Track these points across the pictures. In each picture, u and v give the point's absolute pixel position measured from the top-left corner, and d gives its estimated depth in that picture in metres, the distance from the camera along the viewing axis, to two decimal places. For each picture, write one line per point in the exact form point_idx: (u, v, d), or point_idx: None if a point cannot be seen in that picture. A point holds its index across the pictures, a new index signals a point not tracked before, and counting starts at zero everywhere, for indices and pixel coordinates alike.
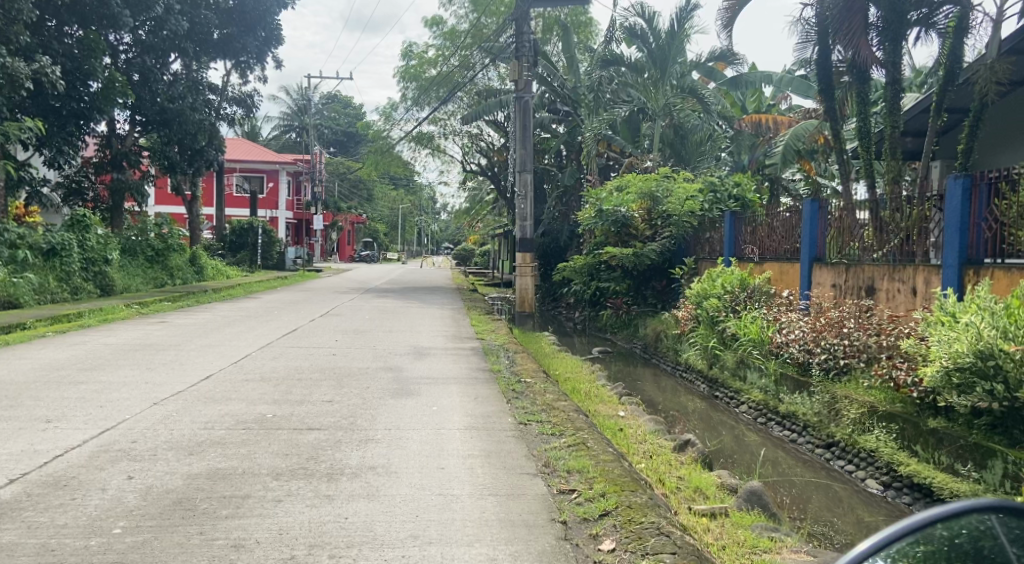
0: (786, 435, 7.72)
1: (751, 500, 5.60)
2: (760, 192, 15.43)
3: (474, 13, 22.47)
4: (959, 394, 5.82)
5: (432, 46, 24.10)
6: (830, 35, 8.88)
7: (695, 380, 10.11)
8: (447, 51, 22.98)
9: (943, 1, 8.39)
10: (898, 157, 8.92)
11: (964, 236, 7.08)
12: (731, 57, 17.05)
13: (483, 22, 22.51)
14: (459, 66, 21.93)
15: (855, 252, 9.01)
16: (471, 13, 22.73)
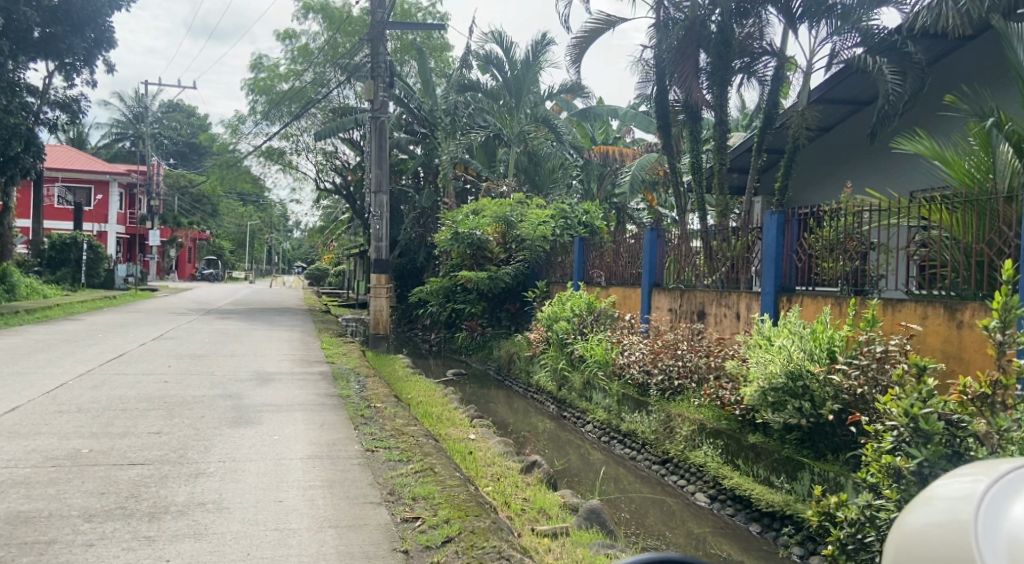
0: (627, 452, 8.09)
1: (590, 518, 5.81)
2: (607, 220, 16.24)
3: (328, 30, 22.13)
4: (773, 411, 6.37)
5: (282, 60, 23.38)
6: (666, 76, 9.51)
7: (545, 401, 10.37)
8: (298, 66, 22.38)
9: (762, 52, 9.24)
10: (725, 191, 9.69)
11: (779, 265, 7.86)
12: (582, 90, 17.81)
13: (336, 41, 22.21)
14: (311, 83, 21.47)
15: (689, 277, 9.66)
16: (325, 31, 22.38)
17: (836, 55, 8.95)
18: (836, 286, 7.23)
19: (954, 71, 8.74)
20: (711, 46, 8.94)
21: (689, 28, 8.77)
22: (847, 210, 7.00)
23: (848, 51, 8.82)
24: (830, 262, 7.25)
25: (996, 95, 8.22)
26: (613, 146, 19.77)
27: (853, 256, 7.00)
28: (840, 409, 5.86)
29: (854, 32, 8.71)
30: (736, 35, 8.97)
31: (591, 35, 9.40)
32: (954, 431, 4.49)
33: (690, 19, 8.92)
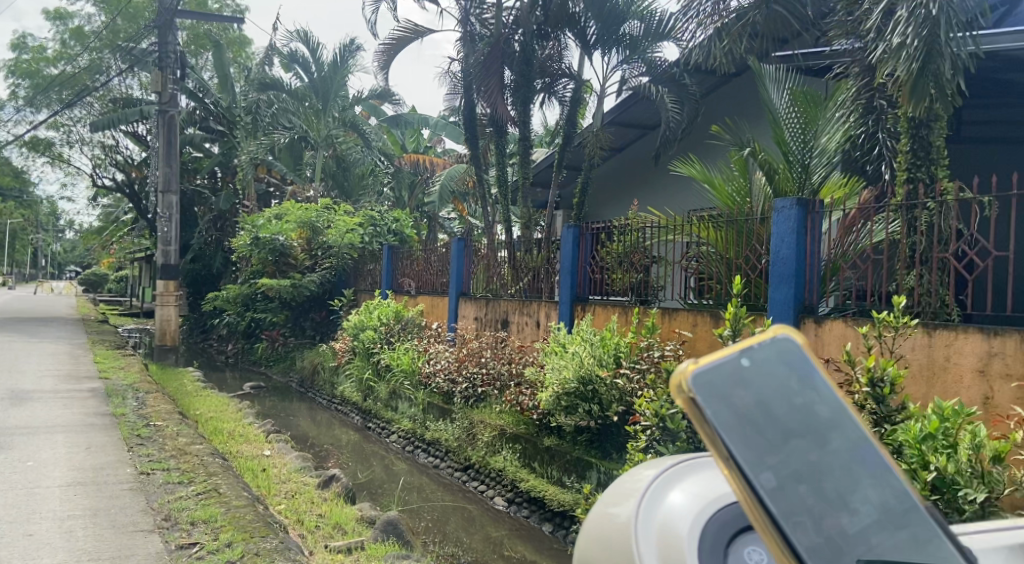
0: (430, 461, 8.11)
1: (386, 530, 5.69)
2: (416, 228, 16.30)
3: (108, 14, 20.17)
4: (566, 414, 6.70)
5: (51, 41, 20.90)
6: (473, 90, 9.76)
7: (349, 412, 10.13)
8: (71, 49, 20.15)
9: (561, 74, 9.71)
10: (529, 204, 10.09)
11: (575, 276, 8.34)
12: (391, 97, 17.77)
13: (119, 25, 20.30)
14: (87, 69, 19.40)
15: (495, 287, 9.94)
16: (104, 13, 20.36)
17: (625, 82, 9.63)
18: (623, 296, 7.82)
19: (722, 103, 9.80)
20: (515, 63, 9.30)
21: (494, 44, 9.15)
22: (634, 225, 7.58)
23: (635, 79, 9.52)
24: (620, 273, 7.81)
25: (752, 128, 9.33)
26: (422, 156, 19.89)
27: (639, 268, 7.60)
28: (623, 410, 6.31)
29: (640, 62, 9.46)
30: (538, 55, 9.41)
31: (399, 44, 9.39)
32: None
33: (494, 37, 9.28)
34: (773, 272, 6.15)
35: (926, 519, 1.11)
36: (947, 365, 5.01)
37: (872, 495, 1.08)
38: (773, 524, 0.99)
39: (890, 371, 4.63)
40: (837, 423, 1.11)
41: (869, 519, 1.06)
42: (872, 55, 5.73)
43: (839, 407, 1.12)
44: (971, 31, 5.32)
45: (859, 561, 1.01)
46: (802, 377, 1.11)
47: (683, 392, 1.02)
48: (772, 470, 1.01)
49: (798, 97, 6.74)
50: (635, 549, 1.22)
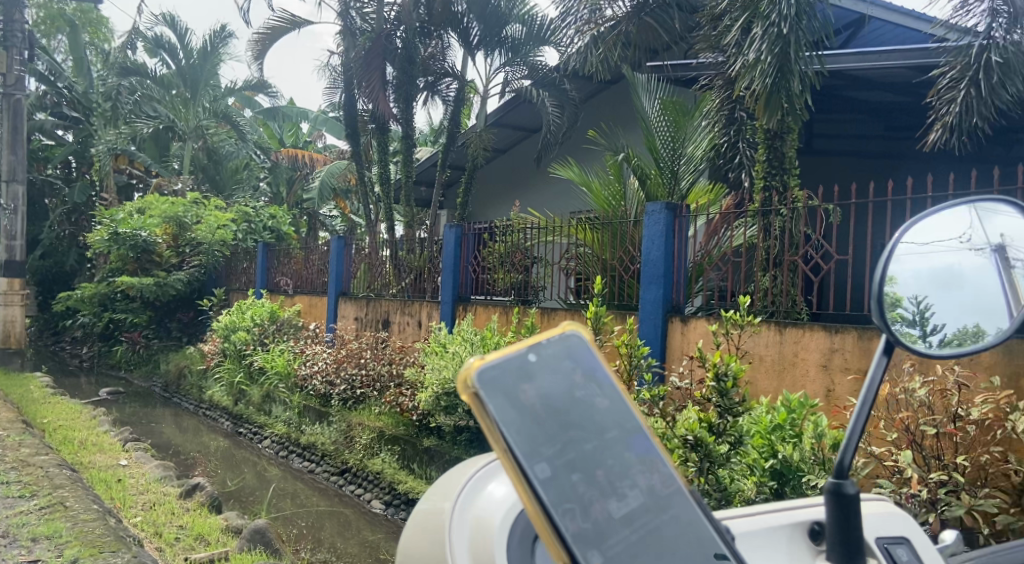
0: (305, 466, 7.85)
1: (253, 539, 5.43)
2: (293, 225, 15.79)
3: None
4: (445, 414, 6.68)
5: None
6: (354, 85, 9.58)
7: (219, 418, 9.65)
8: None
9: (444, 73, 9.70)
10: (411, 203, 10.00)
11: (457, 276, 8.36)
12: (267, 89, 17.14)
13: None
14: None
15: (376, 287, 9.78)
16: None
17: (508, 84, 9.72)
18: (504, 296, 7.89)
19: (600, 108, 10.12)
20: (397, 59, 9.21)
21: (375, 39, 8.99)
22: (515, 226, 7.67)
23: (517, 81, 9.61)
24: (501, 273, 7.88)
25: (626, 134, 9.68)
26: (301, 151, 19.31)
27: (520, 269, 7.69)
28: None
29: (522, 65, 9.55)
30: (420, 53, 9.37)
31: (274, 33, 9.05)
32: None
33: (375, 32, 9.12)
34: (643, 273, 6.39)
35: (693, 507, 1.02)
36: (796, 359, 5.39)
37: (643, 482, 0.98)
38: (543, 513, 0.88)
39: (732, 365, 4.74)
40: (617, 411, 1.01)
41: (636, 506, 0.96)
42: (731, 68, 6.09)
43: (623, 398, 1.03)
44: (817, 51, 5.77)
45: (623, 554, 0.91)
46: (586, 368, 1.01)
47: (463, 381, 0.91)
48: (547, 461, 0.90)
49: (667, 108, 7.12)
50: (447, 543, 1.21)
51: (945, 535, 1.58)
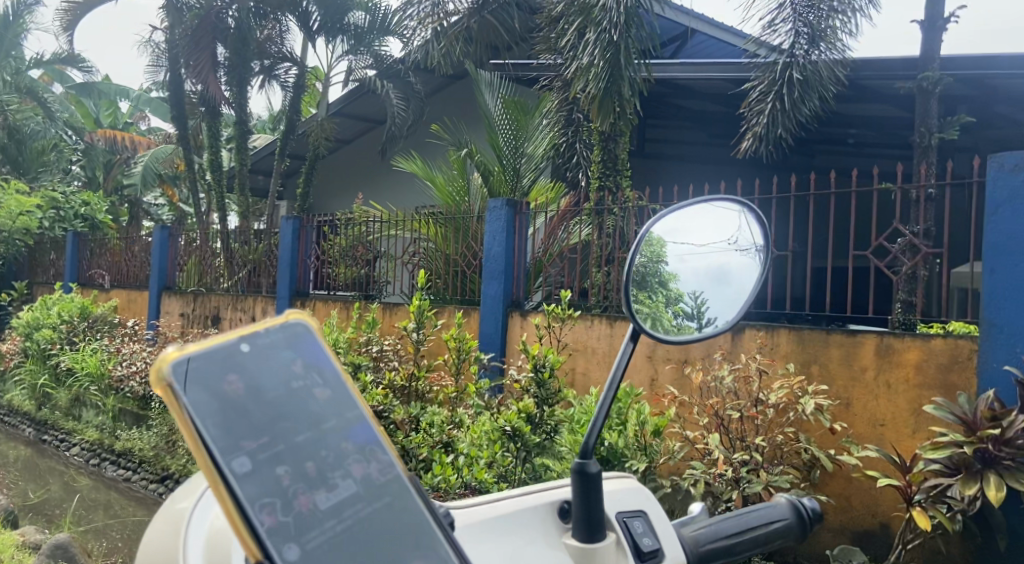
0: (120, 474, 7.21)
1: (53, 556, 4.87)
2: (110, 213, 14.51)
3: None
4: None
5: None
6: (181, 64, 8.96)
7: (18, 425, 8.66)
8: None
9: (282, 57, 9.30)
10: (246, 192, 9.50)
11: (295, 270, 8.06)
12: (81, 64, 15.63)
13: None
14: None
15: (207, 281, 9.22)
16: None
17: (351, 72, 9.53)
18: (344, 291, 7.70)
19: (443, 104, 10.18)
20: (229, 40, 8.71)
21: (204, 17, 8.45)
22: (358, 219, 7.45)
23: (361, 70, 9.44)
24: (343, 268, 7.68)
25: (469, 131, 9.78)
26: (120, 133, 17.79)
27: (362, 263, 7.52)
28: None
29: (366, 54, 9.35)
30: (254, 34, 8.89)
31: (87, 2, 8.26)
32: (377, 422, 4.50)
33: (204, 8, 8.56)
34: (485, 268, 6.48)
35: (410, 492, 1.04)
36: (623, 351, 5.69)
37: (355, 471, 0.99)
38: (235, 506, 0.84)
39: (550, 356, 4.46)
40: (334, 402, 1.03)
41: (348, 495, 0.97)
42: (568, 70, 6.27)
43: (342, 389, 1.05)
44: (645, 59, 6.08)
45: (327, 540, 0.91)
46: (306, 360, 1.03)
47: (157, 375, 0.86)
48: (248, 454, 0.88)
49: (509, 106, 7.20)
50: (178, 544, 1.10)
51: (694, 508, 1.64)
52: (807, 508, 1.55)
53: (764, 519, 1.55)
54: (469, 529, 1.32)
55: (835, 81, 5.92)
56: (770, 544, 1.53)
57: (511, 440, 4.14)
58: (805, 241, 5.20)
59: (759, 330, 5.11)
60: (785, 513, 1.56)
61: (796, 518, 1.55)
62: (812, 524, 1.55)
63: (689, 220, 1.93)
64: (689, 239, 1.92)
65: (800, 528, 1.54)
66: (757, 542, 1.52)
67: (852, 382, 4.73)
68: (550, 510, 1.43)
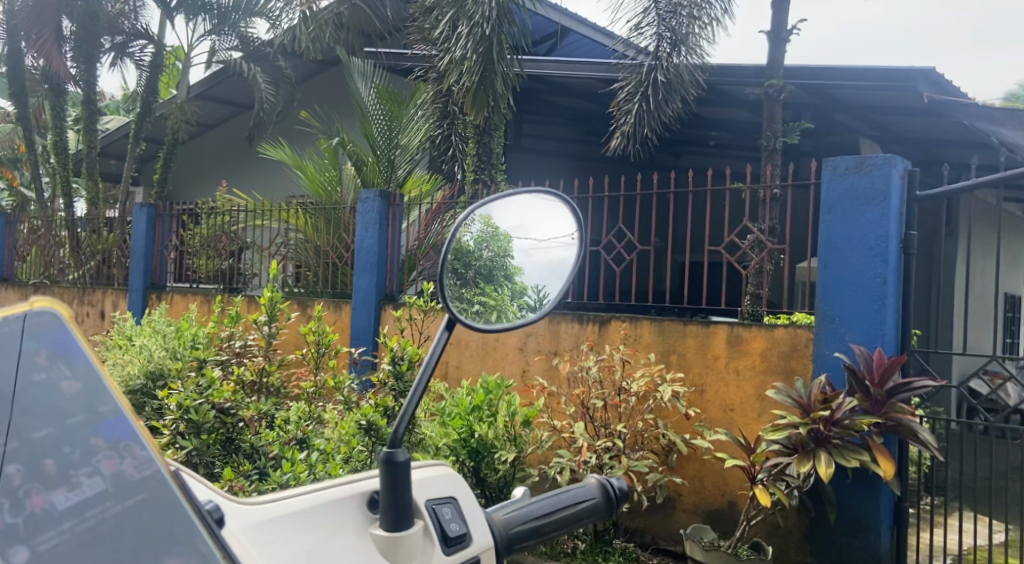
0: None
1: None
2: None
3: None
4: None
5: None
6: (19, 34, 8.20)
7: None
8: None
9: (137, 34, 8.70)
10: (96, 177, 8.85)
11: (150, 261, 7.61)
12: None
13: None
14: None
15: (52, 273, 8.55)
16: None
17: (215, 53, 8.94)
18: (206, 284, 7.33)
19: (314, 91, 9.96)
20: (75, 14, 8.01)
21: None
22: (222, 207, 7.08)
23: (225, 52, 8.92)
24: (205, 259, 7.29)
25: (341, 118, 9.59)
26: None
27: (225, 255, 7.17)
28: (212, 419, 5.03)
29: (231, 35, 8.77)
30: (105, 8, 8.27)
31: None
32: (221, 418, 4.00)
33: None
34: (357, 260, 6.28)
35: (171, 489, 1.00)
36: (496, 344, 5.76)
37: (105, 467, 0.98)
38: None
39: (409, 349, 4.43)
40: (82, 395, 1.01)
41: (92, 494, 0.96)
42: (441, 61, 6.21)
43: (92, 379, 1.02)
44: (517, 54, 6.15)
45: None
46: (53, 351, 1.03)
47: None
48: None
49: (383, 96, 7.05)
50: None
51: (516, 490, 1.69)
52: (613, 488, 1.68)
53: (575, 498, 1.66)
54: (255, 528, 1.16)
55: (696, 84, 6.22)
56: (579, 520, 1.62)
57: (364, 435, 3.98)
58: (669, 233, 5.31)
59: (623, 321, 5.28)
60: (593, 492, 1.68)
61: (603, 496, 1.68)
62: (616, 501, 1.69)
63: (534, 215, 1.96)
64: (535, 234, 1.95)
65: (606, 505, 1.67)
66: (568, 519, 1.60)
67: (706, 370, 5.00)
68: (359, 502, 1.33)
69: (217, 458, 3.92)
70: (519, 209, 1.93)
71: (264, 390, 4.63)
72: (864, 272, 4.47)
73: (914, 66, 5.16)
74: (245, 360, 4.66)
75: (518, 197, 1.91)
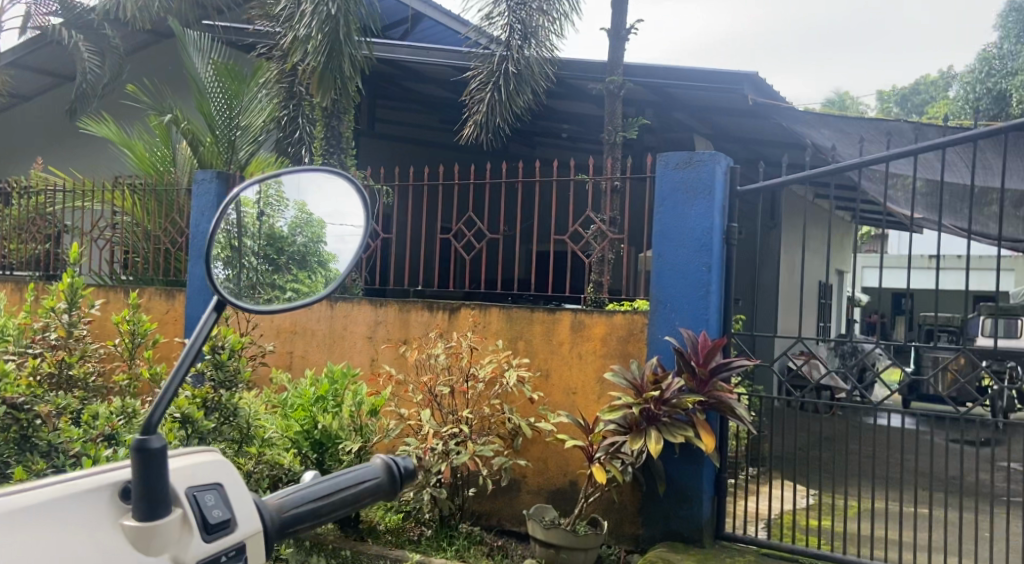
0: None
1: None
2: None
3: None
4: None
5: None
6: None
7: None
8: None
9: None
10: None
11: None
12: None
13: None
14: None
15: None
16: None
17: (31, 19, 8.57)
18: (21, 271, 6.68)
19: (144, 64, 9.30)
20: None
21: None
22: (38, 186, 6.48)
23: (43, 17, 8.51)
24: (17, 244, 6.65)
25: (174, 95, 8.99)
26: None
27: (43, 238, 6.56)
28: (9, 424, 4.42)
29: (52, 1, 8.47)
30: None
31: None
32: (13, 415, 3.67)
33: None
34: (192, 247, 5.80)
35: None
36: (344, 333, 5.64)
37: None
38: None
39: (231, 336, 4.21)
40: None
41: None
42: (284, 39, 5.93)
43: None
44: (365, 36, 6.02)
45: None
46: None
47: None
48: None
49: (221, 72, 6.50)
50: None
51: (302, 475, 1.68)
52: (397, 467, 1.69)
53: (356, 478, 1.65)
54: None
55: (545, 76, 6.34)
56: (360, 501, 1.62)
57: (180, 428, 3.58)
58: (516, 222, 5.38)
59: (472, 309, 5.30)
60: (377, 472, 1.68)
61: (387, 475, 1.68)
62: (401, 479, 1.69)
63: (353, 203, 1.94)
64: (351, 222, 1.94)
65: (390, 484, 1.67)
66: (345, 500, 1.59)
67: (551, 355, 5.14)
68: (111, 495, 1.27)
69: (11, 458, 3.59)
70: (336, 195, 1.90)
71: (65, 383, 4.30)
72: (692, 260, 4.79)
73: (740, 70, 5.56)
74: (59, 353, 4.35)
75: (331, 182, 1.88)
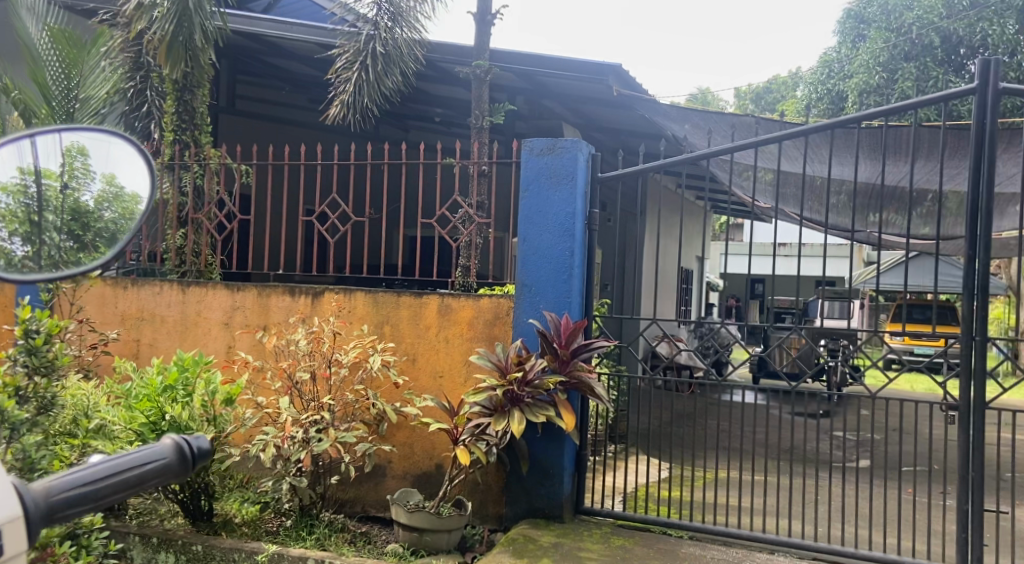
0: None
1: None
2: None
3: None
4: None
5: None
6: None
7: None
8: None
9: None
10: None
11: None
12: None
13: None
14: None
15: None
16: None
17: None
18: None
19: None
20: None
21: None
22: None
23: None
24: None
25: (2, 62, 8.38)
26: None
27: None
28: None
29: None
30: None
31: None
32: None
33: None
34: None
35: None
36: (197, 320, 5.36)
37: None
38: None
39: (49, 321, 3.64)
40: None
41: None
42: (127, 5, 5.53)
43: None
44: (219, 7, 5.71)
45: None
46: None
47: None
48: None
49: (56, 38, 5.93)
50: None
51: (88, 457, 1.61)
52: (187, 446, 1.63)
53: (141, 460, 1.58)
54: None
55: (414, 59, 6.25)
56: (143, 483, 1.56)
57: None
58: (382, 205, 5.28)
59: (336, 293, 5.18)
60: (166, 453, 1.62)
61: (177, 456, 1.63)
62: (193, 461, 1.64)
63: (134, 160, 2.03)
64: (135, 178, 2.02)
65: (179, 465, 1.61)
66: (125, 482, 1.54)
67: (418, 340, 5.10)
68: None
69: None
70: (138, 173, 2.03)
71: None
72: (556, 245, 4.90)
73: (604, 61, 5.71)
74: None
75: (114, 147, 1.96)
